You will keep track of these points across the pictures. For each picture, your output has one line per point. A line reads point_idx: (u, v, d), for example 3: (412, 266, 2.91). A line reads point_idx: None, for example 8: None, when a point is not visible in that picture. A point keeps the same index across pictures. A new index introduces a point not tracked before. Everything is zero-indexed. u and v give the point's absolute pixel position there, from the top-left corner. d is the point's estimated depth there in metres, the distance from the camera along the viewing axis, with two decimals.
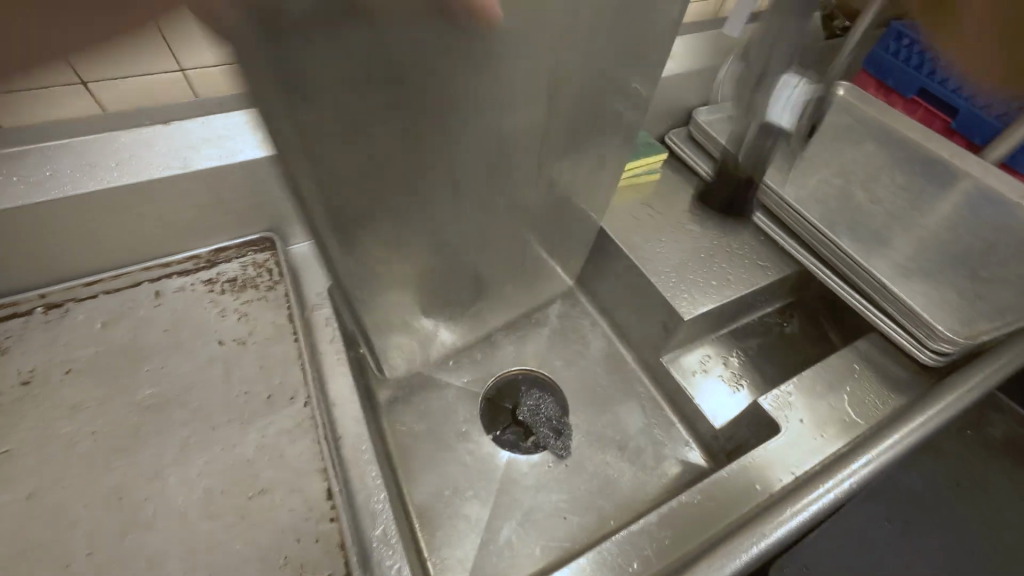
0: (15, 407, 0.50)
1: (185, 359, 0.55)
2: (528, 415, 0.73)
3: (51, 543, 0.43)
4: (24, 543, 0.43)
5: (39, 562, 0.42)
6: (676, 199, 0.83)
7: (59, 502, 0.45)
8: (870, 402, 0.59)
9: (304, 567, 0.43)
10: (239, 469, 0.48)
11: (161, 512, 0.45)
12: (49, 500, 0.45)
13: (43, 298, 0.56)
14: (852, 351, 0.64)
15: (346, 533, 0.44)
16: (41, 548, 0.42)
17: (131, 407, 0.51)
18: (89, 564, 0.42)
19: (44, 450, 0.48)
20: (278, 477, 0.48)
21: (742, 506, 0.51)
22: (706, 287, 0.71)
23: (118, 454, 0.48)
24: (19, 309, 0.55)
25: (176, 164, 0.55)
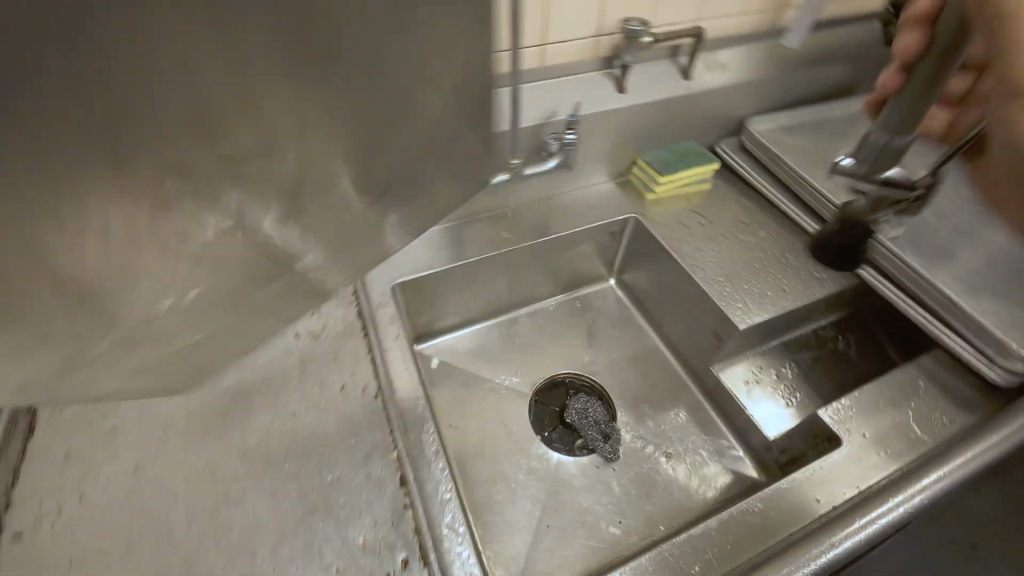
0: None
1: (265, 350, 0.59)
2: (577, 418, 0.75)
3: (154, 513, 0.47)
4: (131, 511, 0.47)
5: (144, 529, 0.46)
6: (727, 209, 0.84)
7: (158, 475, 0.49)
8: (936, 419, 0.58)
9: (381, 549, 0.46)
10: (318, 454, 0.51)
11: (249, 490, 0.49)
12: (150, 473, 0.49)
13: None
14: (915, 367, 0.63)
15: (419, 518, 0.48)
16: (145, 516, 0.47)
17: (218, 392, 0.55)
18: (188, 533, 0.46)
19: (144, 427, 0.52)
20: (354, 463, 0.51)
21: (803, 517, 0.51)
22: (761, 298, 0.71)
23: (208, 434, 0.52)
24: None
25: None
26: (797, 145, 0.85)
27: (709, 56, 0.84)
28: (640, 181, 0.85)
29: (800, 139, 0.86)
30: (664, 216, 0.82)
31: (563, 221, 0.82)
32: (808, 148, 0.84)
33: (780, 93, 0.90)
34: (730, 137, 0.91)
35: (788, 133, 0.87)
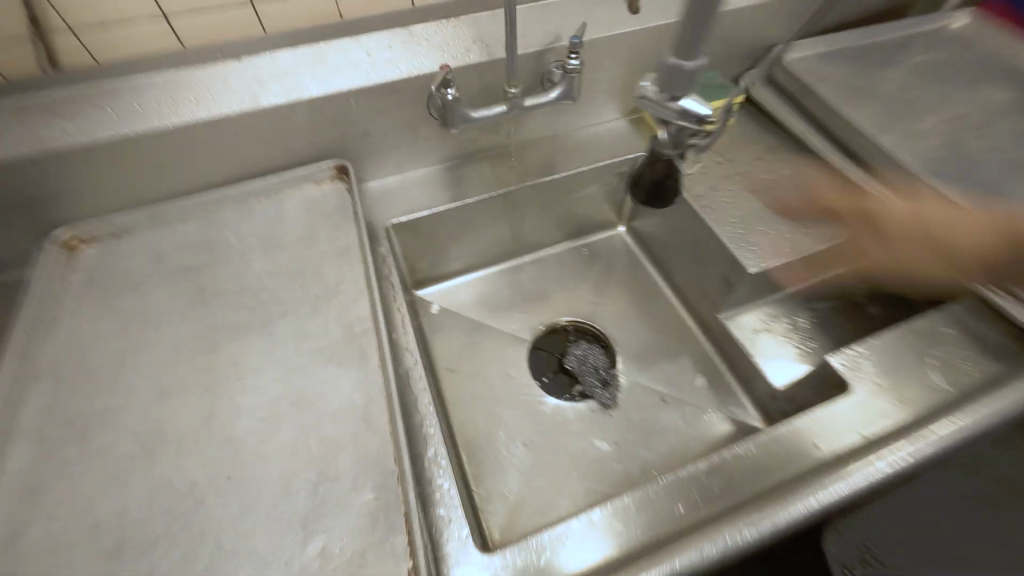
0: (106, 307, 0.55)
1: (249, 276, 0.57)
2: (576, 364, 0.74)
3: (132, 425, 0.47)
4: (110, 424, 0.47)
5: (122, 440, 0.46)
6: (750, 144, 0.77)
7: (136, 390, 0.49)
8: (962, 367, 0.53)
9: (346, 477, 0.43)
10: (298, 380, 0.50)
11: (224, 412, 0.47)
12: (129, 389, 0.49)
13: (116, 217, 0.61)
14: (944, 314, 0.58)
15: (400, 442, 0.45)
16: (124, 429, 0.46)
17: (199, 319, 0.54)
18: (163, 446, 0.46)
19: (128, 345, 0.52)
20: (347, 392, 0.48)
21: (800, 461, 0.49)
22: (779, 240, 0.67)
23: (190, 355, 0.51)
24: (98, 225, 0.61)
25: (247, 99, 0.59)
26: (835, 74, 0.76)
27: None
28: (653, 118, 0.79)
29: (837, 68, 0.78)
30: None
31: (569, 160, 0.77)
32: (847, 77, 0.76)
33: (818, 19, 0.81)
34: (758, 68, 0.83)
35: (826, 61, 0.78)
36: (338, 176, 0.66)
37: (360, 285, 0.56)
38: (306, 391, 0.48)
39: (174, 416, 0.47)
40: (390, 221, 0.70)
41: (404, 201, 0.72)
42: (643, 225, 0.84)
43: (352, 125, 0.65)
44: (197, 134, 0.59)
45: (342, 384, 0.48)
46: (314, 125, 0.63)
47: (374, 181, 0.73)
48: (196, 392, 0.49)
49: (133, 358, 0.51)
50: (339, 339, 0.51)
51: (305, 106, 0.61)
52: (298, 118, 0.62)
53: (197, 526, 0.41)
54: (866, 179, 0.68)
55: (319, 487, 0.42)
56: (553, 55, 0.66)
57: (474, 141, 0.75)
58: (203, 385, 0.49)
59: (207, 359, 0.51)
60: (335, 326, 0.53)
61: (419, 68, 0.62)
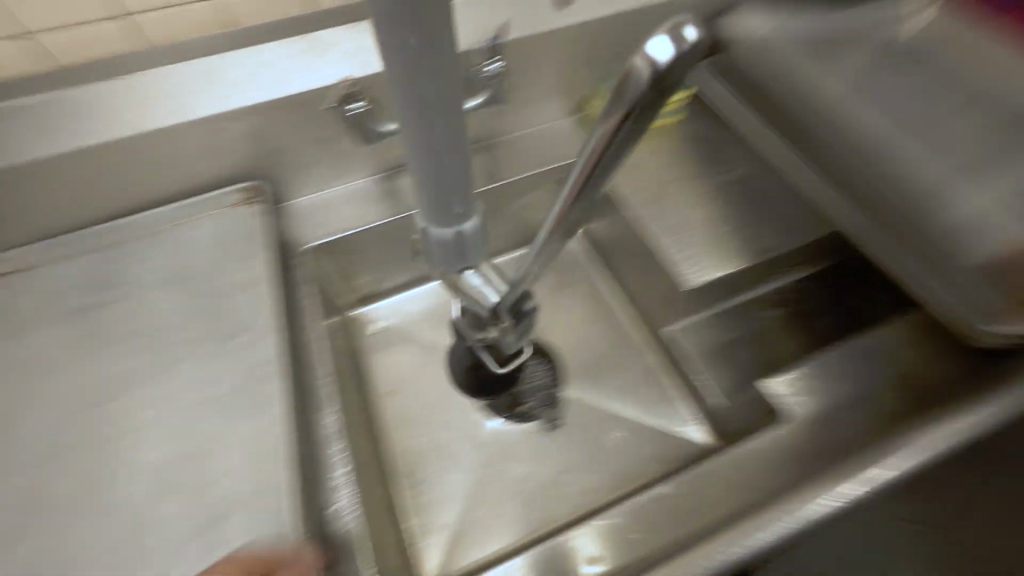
0: None
1: (149, 316, 0.53)
2: (520, 382, 0.71)
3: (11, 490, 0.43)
4: None
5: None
6: (699, 141, 0.72)
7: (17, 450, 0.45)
8: (899, 392, 0.52)
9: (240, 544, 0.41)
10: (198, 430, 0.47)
11: (112, 472, 0.44)
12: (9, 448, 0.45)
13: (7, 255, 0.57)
14: (888, 332, 0.55)
15: (294, 499, 0.42)
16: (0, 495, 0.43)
17: (92, 367, 0.50)
18: (43, 514, 0.42)
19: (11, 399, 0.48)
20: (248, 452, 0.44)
21: (718, 506, 0.49)
22: (725, 253, 0.63)
23: (80, 407, 0.47)
24: None
25: (133, 123, 0.54)
26: None
27: None
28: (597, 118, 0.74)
29: None
30: None
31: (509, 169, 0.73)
32: None
33: None
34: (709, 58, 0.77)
35: None
36: (248, 198, 0.61)
37: (265, 321, 0.52)
38: (206, 441, 0.45)
39: (57, 478, 0.44)
40: (313, 242, 0.65)
41: (329, 219, 0.67)
42: (593, 230, 0.78)
43: (260, 141, 0.60)
44: (84, 163, 0.55)
45: (237, 437, 0.45)
46: (214, 145, 0.58)
47: (299, 198, 0.68)
48: (82, 450, 0.45)
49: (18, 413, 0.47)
50: (238, 384, 0.48)
51: (199, 126, 0.56)
52: (194, 139, 0.57)
53: None
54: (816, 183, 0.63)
55: (204, 555, 0.40)
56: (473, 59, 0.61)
57: (402, 151, 0.70)
58: (91, 440, 0.46)
59: (97, 412, 0.47)
60: (236, 370, 0.49)
61: (323, 79, 0.57)
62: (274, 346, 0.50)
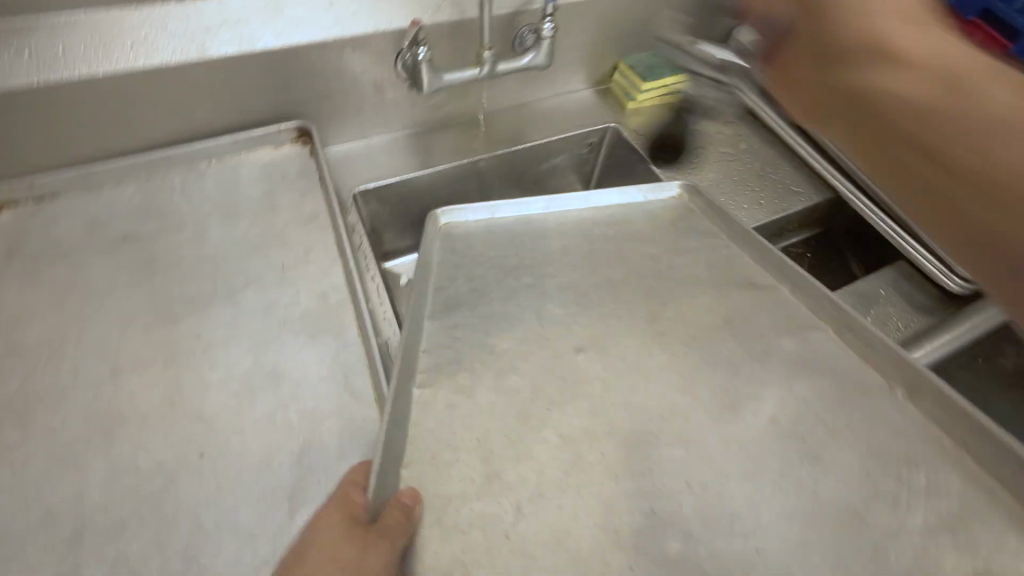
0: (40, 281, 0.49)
1: (207, 246, 0.53)
2: None
3: (82, 407, 0.43)
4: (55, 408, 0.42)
5: (70, 424, 0.42)
6: (710, 118, 0.80)
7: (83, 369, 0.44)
8: (891, 325, 0.61)
9: (330, 453, 0.41)
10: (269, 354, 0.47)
11: (188, 390, 0.44)
12: (74, 368, 0.44)
13: (40, 184, 0.54)
14: (878, 277, 0.64)
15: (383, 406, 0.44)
16: (70, 412, 0.42)
17: (150, 293, 0.49)
18: (119, 430, 0.42)
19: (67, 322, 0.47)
20: (329, 372, 0.46)
21: None
22: (739, 212, 0.70)
23: (144, 331, 0.47)
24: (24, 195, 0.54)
25: (192, 49, 0.53)
26: None
27: None
28: (621, 90, 0.79)
29: None
30: (645, 127, 0.78)
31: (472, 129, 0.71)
32: None
33: None
34: None
35: None
36: (299, 139, 0.62)
37: (329, 252, 0.53)
38: (285, 361, 0.46)
39: (131, 395, 0.43)
40: (357, 189, 0.66)
41: (370, 167, 0.68)
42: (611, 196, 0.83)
43: (313, 82, 0.60)
44: (132, 91, 0.53)
45: (317, 355, 0.46)
46: (265, 82, 0.58)
47: (337, 146, 0.69)
48: (153, 368, 0.45)
49: (77, 333, 0.46)
50: (310, 309, 0.49)
51: (258, 60, 0.55)
52: (250, 73, 0.56)
53: (171, 505, 0.39)
54: (815, 156, 0.73)
55: (303, 457, 0.41)
56: (523, 18, 0.64)
57: (440, 106, 0.71)
58: (162, 358, 0.45)
59: (164, 334, 0.47)
60: (305, 298, 0.50)
61: (385, 24, 0.58)
62: (342, 276, 0.52)
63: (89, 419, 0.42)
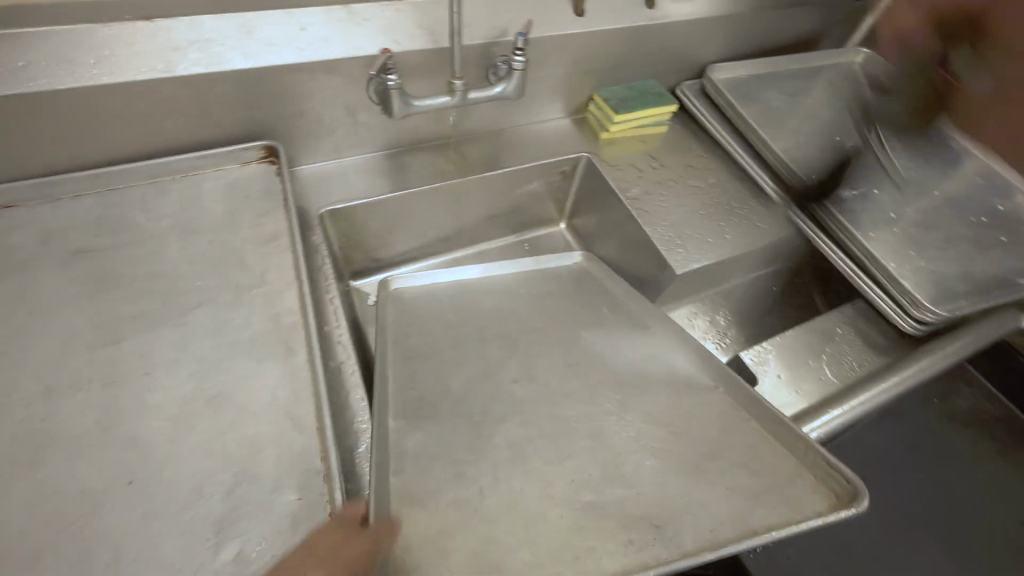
0: None
1: (161, 263, 0.52)
2: None
3: (9, 429, 0.41)
4: None
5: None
6: (682, 151, 0.82)
7: (15, 388, 0.43)
8: (847, 364, 0.61)
9: (267, 483, 0.40)
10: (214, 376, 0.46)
11: (125, 413, 0.43)
12: (6, 386, 0.43)
13: None
14: (837, 316, 0.65)
15: (326, 434, 0.43)
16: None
17: (97, 310, 0.48)
18: (47, 453, 0.40)
19: (5, 338, 0.45)
20: (275, 397, 0.45)
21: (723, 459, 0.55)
22: (704, 245, 0.71)
23: (85, 349, 0.46)
24: None
25: (159, 67, 0.53)
26: (756, 94, 0.83)
27: None
28: (595, 120, 0.81)
29: (761, 89, 0.84)
30: (617, 158, 0.79)
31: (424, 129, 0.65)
32: (767, 99, 0.82)
33: (745, 44, 0.88)
34: (691, 80, 0.87)
35: (752, 83, 0.84)
36: (267, 158, 0.62)
37: (286, 272, 0.53)
38: (230, 384, 0.45)
39: (66, 415, 0.42)
40: (323, 209, 0.65)
41: (340, 188, 0.68)
42: (584, 223, 0.84)
43: (284, 103, 0.61)
44: (96, 105, 0.52)
45: (265, 379, 0.46)
46: (235, 101, 0.58)
47: (308, 165, 0.69)
48: (92, 388, 0.44)
49: (16, 348, 0.45)
50: (261, 332, 0.49)
51: (229, 80, 0.56)
52: (220, 92, 0.57)
53: (93, 534, 0.37)
54: (779, 193, 0.74)
55: (239, 486, 0.40)
56: (498, 49, 0.66)
57: (414, 130, 0.72)
58: (102, 377, 0.44)
59: (107, 353, 0.46)
60: (258, 320, 0.50)
61: (358, 50, 0.59)
62: (297, 298, 0.51)
63: (18, 439, 0.41)
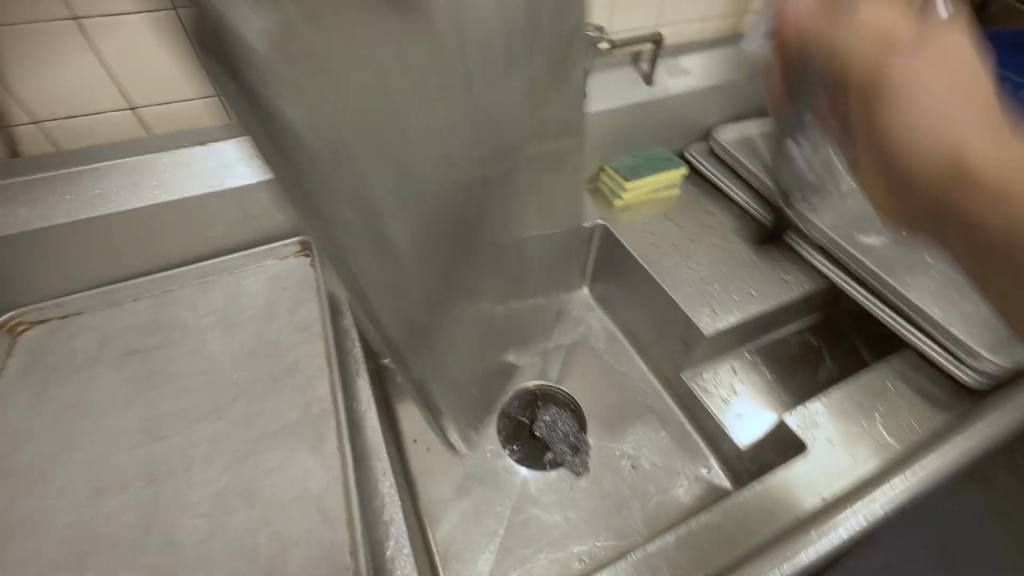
0: (45, 398, 0.52)
1: (205, 357, 0.56)
2: (546, 431, 0.72)
3: (60, 531, 0.43)
4: (32, 533, 0.43)
5: (45, 549, 0.42)
6: (697, 210, 0.82)
7: (66, 489, 0.45)
8: (905, 422, 0.56)
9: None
10: (243, 470, 0.47)
11: (161, 511, 0.44)
12: (58, 489, 0.45)
13: (57, 305, 0.59)
14: (886, 368, 0.61)
15: (356, 529, 0.42)
16: (46, 537, 0.42)
17: (143, 409, 0.51)
18: (90, 557, 0.41)
19: (62, 442, 0.48)
20: (305, 491, 0.45)
21: (775, 485, 0.50)
22: (727, 301, 0.69)
23: (131, 447, 0.48)
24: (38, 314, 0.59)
25: (210, 182, 0.60)
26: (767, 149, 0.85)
27: (672, 61, 0.83)
28: (607, 188, 0.84)
29: None
30: (632, 222, 0.80)
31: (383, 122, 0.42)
32: None
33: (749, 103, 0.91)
34: (698, 143, 0.90)
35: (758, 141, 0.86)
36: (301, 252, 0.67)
37: (319, 358, 0.56)
38: (261, 477, 0.46)
39: (110, 516, 0.44)
40: None
41: None
42: (605, 286, 0.84)
43: None
44: (151, 220, 0.59)
45: (295, 469, 0.46)
46: (273, 203, 0.64)
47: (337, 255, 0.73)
48: (135, 487, 0.45)
49: (70, 450, 0.48)
50: (293, 422, 0.50)
51: (269, 186, 0.62)
52: (260, 197, 0.63)
53: None
54: (801, 244, 0.73)
55: None
56: None
57: None
58: (144, 477, 0.46)
59: (151, 450, 0.48)
60: (291, 409, 0.51)
61: None
62: (328, 385, 0.53)
63: (66, 543, 0.42)
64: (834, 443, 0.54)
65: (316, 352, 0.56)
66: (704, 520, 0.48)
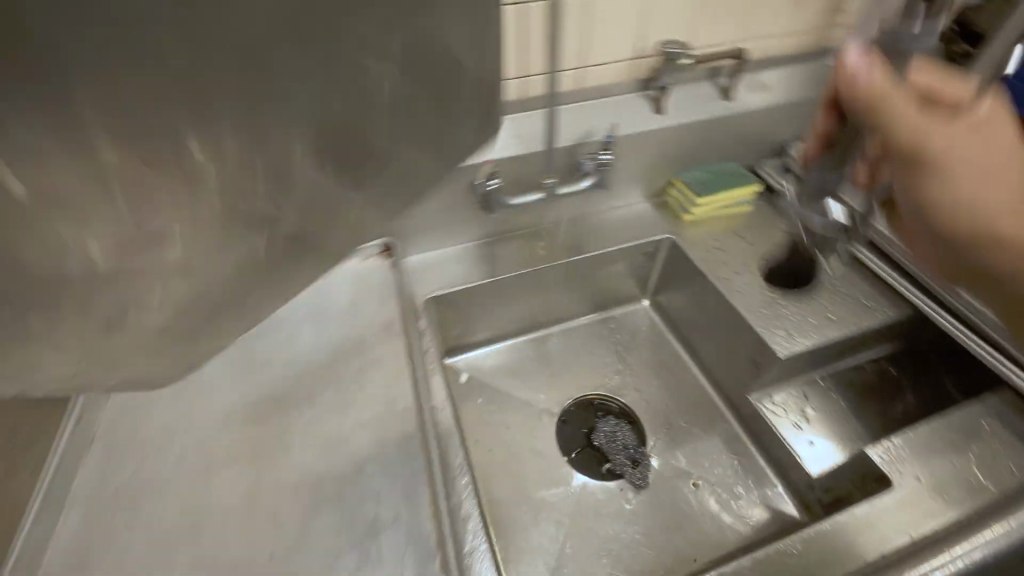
0: None
1: (298, 348, 0.60)
2: (605, 442, 0.72)
3: (180, 499, 0.48)
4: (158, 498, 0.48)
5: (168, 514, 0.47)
6: (770, 228, 0.81)
7: (183, 461, 0.50)
8: (1002, 466, 0.52)
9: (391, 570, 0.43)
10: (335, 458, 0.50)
11: (264, 488, 0.48)
12: (177, 460, 0.50)
13: None
14: (980, 406, 0.57)
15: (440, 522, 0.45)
16: (168, 503, 0.47)
17: (246, 394, 0.56)
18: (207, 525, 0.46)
19: (178, 418, 0.54)
20: (392, 481, 0.48)
21: (858, 518, 0.49)
22: (803, 325, 0.67)
23: (236, 427, 0.53)
24: None
25: None
26: None
27: (751, 76, 0.82)
28: (676, 202, 0.83)
29: None
30: (702, 237, 0.79)
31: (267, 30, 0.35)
32: None
33: None
34: (772, 158, 0.88)
35: None
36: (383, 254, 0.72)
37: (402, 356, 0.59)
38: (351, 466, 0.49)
39: (221, 489, 0.48)
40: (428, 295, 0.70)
41: (443, 275, 0.74)
42: (669, 300, 0.83)
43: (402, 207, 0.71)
44: None
45: (381, 460, 0.50)
46: None
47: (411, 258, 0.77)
48: (242, 465, 0.50)
49: (185, 427, 0.53)
50: (379, 415, 0.53)
51: None
52: None
53: None
54: (885, 269, 0.71)
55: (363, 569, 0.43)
56: (584, 149, 0.72)
57: (507, 223, 0.79)
58: (249, 455, 0.50)
59: (253, 431, 0.52)
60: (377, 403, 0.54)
61: None
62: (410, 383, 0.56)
63: (185, 510, 0.47)
64: (922, 481, 0.51)
65: (398, 349, 0.60)
66: (781, 549, 0.48)
